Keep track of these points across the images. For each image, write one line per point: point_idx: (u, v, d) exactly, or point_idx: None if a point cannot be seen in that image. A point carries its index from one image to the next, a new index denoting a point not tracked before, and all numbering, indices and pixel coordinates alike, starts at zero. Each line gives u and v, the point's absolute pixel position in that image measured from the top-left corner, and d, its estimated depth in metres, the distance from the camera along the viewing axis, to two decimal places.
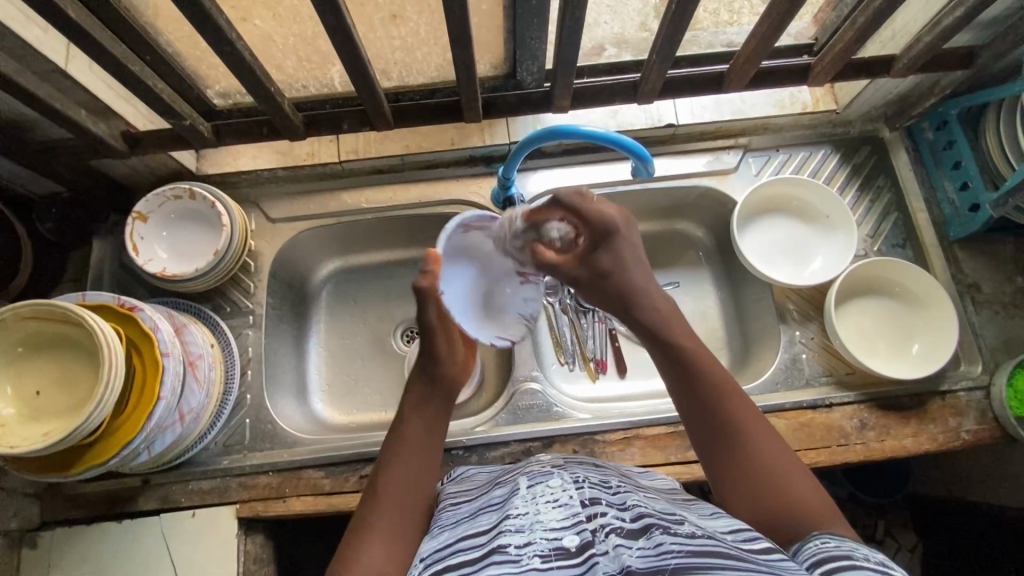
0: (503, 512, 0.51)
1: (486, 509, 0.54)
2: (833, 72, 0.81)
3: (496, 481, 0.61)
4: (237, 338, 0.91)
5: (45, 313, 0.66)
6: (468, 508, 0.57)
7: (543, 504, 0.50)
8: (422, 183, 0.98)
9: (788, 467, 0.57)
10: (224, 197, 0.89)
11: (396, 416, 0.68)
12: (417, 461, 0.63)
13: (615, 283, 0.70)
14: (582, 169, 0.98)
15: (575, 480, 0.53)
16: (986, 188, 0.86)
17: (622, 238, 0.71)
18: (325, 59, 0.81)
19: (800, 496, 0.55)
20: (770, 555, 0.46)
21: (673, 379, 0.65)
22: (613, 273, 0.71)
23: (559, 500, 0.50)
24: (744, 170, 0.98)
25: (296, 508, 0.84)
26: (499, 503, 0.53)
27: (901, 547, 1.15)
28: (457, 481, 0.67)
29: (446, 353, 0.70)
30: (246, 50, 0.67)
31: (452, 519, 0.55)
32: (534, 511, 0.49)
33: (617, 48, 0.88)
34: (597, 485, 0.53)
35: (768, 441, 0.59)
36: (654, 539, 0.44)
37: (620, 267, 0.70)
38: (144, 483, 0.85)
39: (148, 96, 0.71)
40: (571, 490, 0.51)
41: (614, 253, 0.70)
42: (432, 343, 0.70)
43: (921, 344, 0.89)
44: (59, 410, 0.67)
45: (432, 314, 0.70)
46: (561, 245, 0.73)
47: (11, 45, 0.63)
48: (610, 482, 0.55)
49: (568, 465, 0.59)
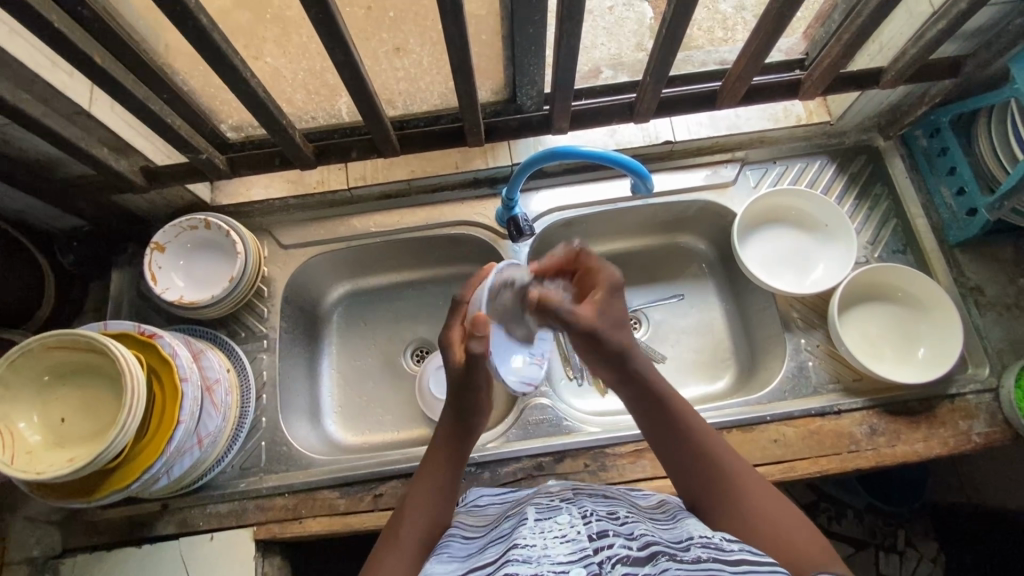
0: (511, 544, 0.52)
1: (495, 542, 0.55)
2: (823, 85, 0.83)
3: (507, 513, 0.62)
4: (252, 362, 0.94)
5: (70, 343, 0.68)
6: (480, 541, 0.57)
7: (550, 538, 0.50)
8: (428, 206, 1.01)
9: (781, 509, 0.58)
10: (239, 226, 0.92)
11: (427, 455, 0.68)
12: (435, 507, 0.64)
13: (623, 336, 0.67)
14: (585, 188, 1.01)
15: (583, 515, 0.54)
16: (982, 192, 0.87)
17: (622, 289, 0.69)
18: (332, 91, 0.86)
19: (799, 538, 0.55)
20: (771, 566, 0.45)
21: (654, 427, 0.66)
22: (617, 325, 0.67)
23: (567, 535, 0.51)
24: (742, 183, 1.00)
25: (312, 528, 0.84)
26: (508, 535, 0.54)
27: (922, 557, 1.15)
28: (473, 511, 0.68)
29: (483, 405, 0.68)
30: (260, 87, 0.70)
31: (463, 550, 0.57)
32: (543, 545, 0.49)
33: (614, 70, 0.93)
34: (605, 517, 0.54)
35: (758, 489, 0.60)
36: (659, 565, 0.45)
37: (623, 324, 0.68)
38: (163, 507, 0.86)
39: (167, 132, 0.75)
40: (578, 525, 0.52)
41: (616, 306, 0.68)
42: (472, 396, 0.67)
43: (926, 348, 0.90)
44: (84, 436, 0.69)
45: (479, 376, 0.65)
46: (562, 299, 0.71)
47: (40, 91, 0.66)
48: (618, 513, 0.56)
49: (577, 498, 0.60)
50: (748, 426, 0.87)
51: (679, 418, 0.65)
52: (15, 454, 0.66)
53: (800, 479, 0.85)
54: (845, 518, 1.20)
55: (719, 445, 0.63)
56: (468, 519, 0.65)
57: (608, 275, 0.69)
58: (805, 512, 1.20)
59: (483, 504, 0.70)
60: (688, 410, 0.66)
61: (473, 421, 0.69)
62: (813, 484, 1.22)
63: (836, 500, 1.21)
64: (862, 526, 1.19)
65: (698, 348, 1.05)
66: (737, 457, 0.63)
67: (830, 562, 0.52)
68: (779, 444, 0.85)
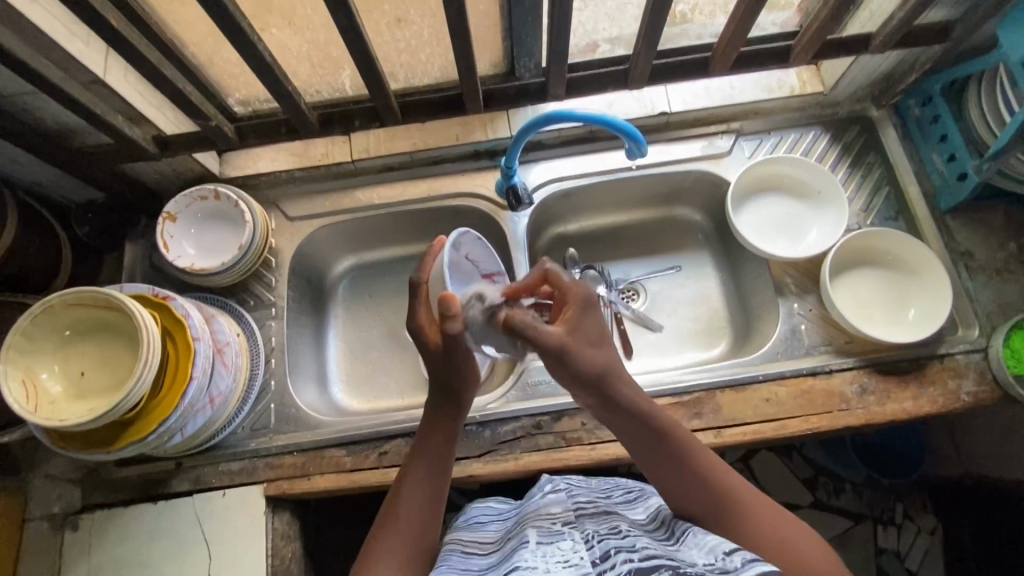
0: (512, 565, 0.52)
1: (498, 564, 0.56)
2: (813, 50, 0.85)
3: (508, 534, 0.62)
4: (261, 329, 0.97)
5: (88, 299, 0.72)
6: (478, 565, 0.58)
7: (553, 563, 0.51)
8: (429, 179, 1.04)
9: (789, 526, 0.57)
10: (247, 196, 0.95)
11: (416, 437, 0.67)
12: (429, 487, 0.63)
13: (600, 356, 0.62)
14: (583, 159, 1.03)
15: (586, 539, 0.54)
16: (971, 156, 0.89)
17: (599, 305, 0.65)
18: (336, 64, 0.89)
19: (813, 555, 0.55)
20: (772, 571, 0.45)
21: (653, 459, 0.62)
22: (600, 342, 0.63)
23: (569, 560, 0.51)
24: (737, 153, 1.02)
25: (320, 485, 0.88)
26: (510, 556, 0.55)
27: (919, 529, 1.19)
28: (472, 527, 0.68)
29: (466, 372, 0.66)
30: (266, 52, 0.73)
31: (462, 567, 0.58)
32: (544, 568, 0.50)
33: (611, 45, 0.97)
34: (607, 535, 0.54)
35: (761, 504, 0.59)
36: None
37: (603, 339, 0.63)
38: (177, 466, 0.90)
39: (179, 98, 0.78)
40: (581, 550, 0.52)
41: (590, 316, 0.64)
42: (457, 366, 0.65)
43: (917, 311, 0.92)
44: (101, 389, 0.72)
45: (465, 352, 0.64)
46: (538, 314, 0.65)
47: (56, 56, 0.69)
48: (620, 529, 0.56)
49: (579, 521, 0.59)
50: (742, 385, 0.89)
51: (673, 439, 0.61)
52: (38, 403, 0.69)
53: (791, 437, 0.88)
54: (844, 493, 1.22)
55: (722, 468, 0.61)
56: (468, 536, 0.65)
57: (582, 292, 0.66)
58: (805, 487, 1.23)
59: (481, 518, 0.70)
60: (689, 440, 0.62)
61: (457, 390, 0.67)
62: (812, 459, 1.24)
63: (834, 474, 1.23)
64: (860, 500, 1.21)
65: (695, 316, 1.07)
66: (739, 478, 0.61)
67: (845, 573, 0.53)
68: (771, 403, 0.88)
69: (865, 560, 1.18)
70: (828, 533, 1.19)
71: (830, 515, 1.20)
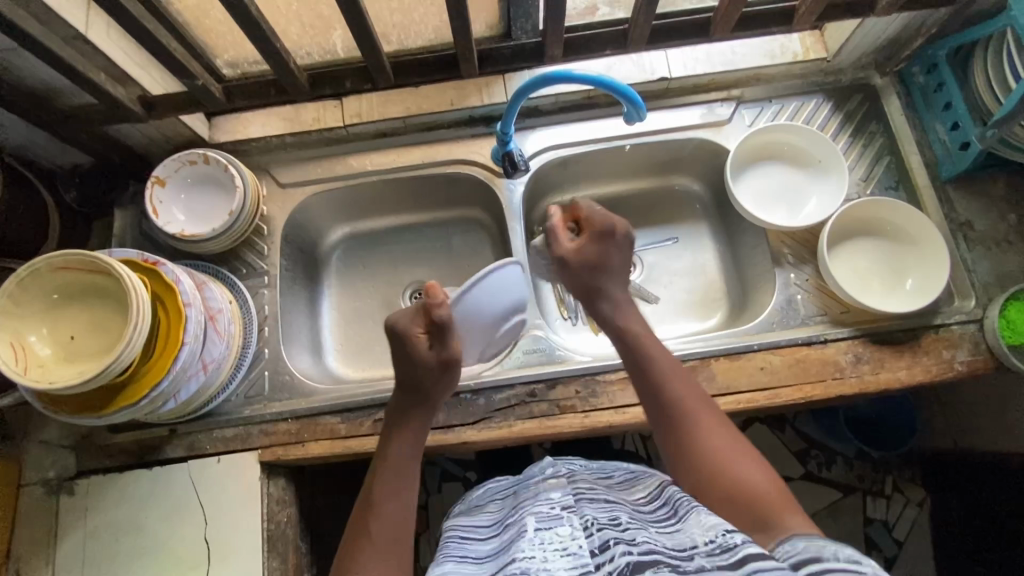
0: (510, 557, 0.52)
1: (499, 552, 0.56)
2: (817, 12, 0.82)
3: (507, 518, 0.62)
4: (253, 297, 0.96)
5: (76, 263, 0.71)
6: (478, 554, 0.58)
7: (552, 551, 0.51)
8: (424, 145, 1.02)
9: (742, 459, 0.62)
10: (237, 161, 0.93)
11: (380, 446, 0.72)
12: (402, 490, 0.67)
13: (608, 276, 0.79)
14: (581, 126, 1.01)
15: (584, 525, 0.53)
16: (974, 125, 0.87)
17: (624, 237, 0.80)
18: (326, 24, 0.86)
19: (755, 482, 0.59)
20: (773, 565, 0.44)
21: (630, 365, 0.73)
22: (604, 268, 0.79)
23: (568, 548, 0.50)
24: (738, 121, 1.00)
25: (314, 451, 0.88)
26: (509, 545, 0.55)
27: (909, 501, 1.20)
28: (472, 512, 0.69)
29: (439, 388, 0.74)
30: (254, 6, 0.70)
31: (462, 555, 0.59)
32: (542, 558, 0.50)
33: (610, 7, 0.94)
34: (607, 524, 0.54)
35: (720, 435, 0.64)
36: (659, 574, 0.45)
37: (608, 268, 0.79)
38: (172, 432, 0.90)
39: (165, 56, 0.76)
40: (580, 538, 0.51)
41: (610, 250, 0.79)
42: (434, 374, 0.73)
43: (914, 280, 0.92)
44: (92, 354, 0.72)
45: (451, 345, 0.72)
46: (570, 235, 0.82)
47: (36, 10, 0.67)
48: (620, 519, 0.55)
49: (578, 505, 0.58)
50: (736, 354, 0.89)
51: (646, 357, 0.72)
52: (28, 365, 0.69)
53: (786, 406, 0.88)
54: (835, 465, 1.23)
55: (692, 390, 0.69)
56: (469, 522, 0.66)
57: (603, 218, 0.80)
58: (796, 459, 1.24)
59: (484, 502, 0.71)
60: (665, 360, 0.71)
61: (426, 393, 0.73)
62: (805, 433, 1.25)
63: (826, 447, 1.24)
64: (851, 472, 1.23)
65: (692, 288, 1.06)
66: (707, 408, 0.67)
67: (784, 506, 0.56)
68: (765, 372, 0.88)
69: (852, 531, 1.20)
70: (818, 502, 1.21)
71: (820, 487, 1.22)
